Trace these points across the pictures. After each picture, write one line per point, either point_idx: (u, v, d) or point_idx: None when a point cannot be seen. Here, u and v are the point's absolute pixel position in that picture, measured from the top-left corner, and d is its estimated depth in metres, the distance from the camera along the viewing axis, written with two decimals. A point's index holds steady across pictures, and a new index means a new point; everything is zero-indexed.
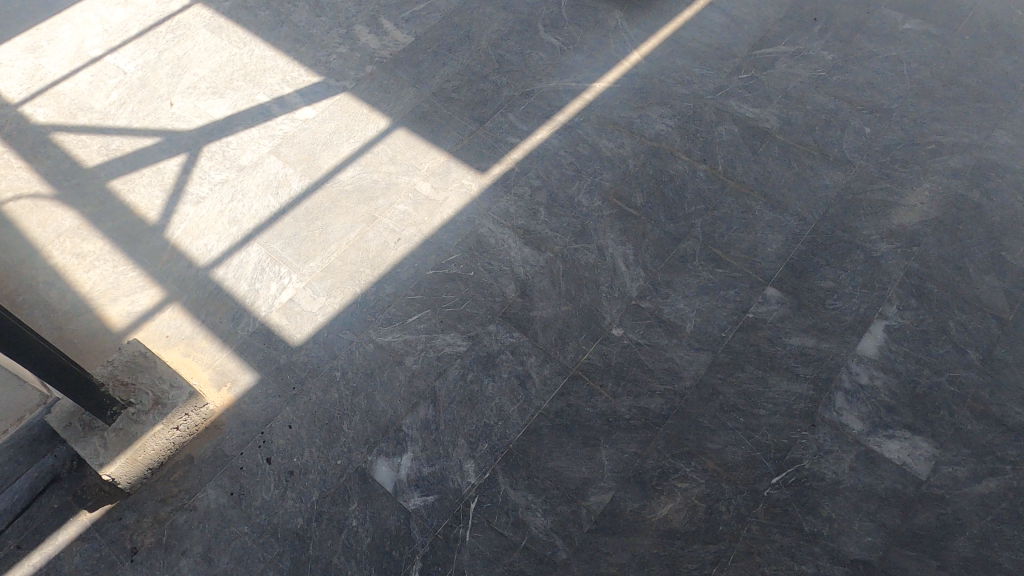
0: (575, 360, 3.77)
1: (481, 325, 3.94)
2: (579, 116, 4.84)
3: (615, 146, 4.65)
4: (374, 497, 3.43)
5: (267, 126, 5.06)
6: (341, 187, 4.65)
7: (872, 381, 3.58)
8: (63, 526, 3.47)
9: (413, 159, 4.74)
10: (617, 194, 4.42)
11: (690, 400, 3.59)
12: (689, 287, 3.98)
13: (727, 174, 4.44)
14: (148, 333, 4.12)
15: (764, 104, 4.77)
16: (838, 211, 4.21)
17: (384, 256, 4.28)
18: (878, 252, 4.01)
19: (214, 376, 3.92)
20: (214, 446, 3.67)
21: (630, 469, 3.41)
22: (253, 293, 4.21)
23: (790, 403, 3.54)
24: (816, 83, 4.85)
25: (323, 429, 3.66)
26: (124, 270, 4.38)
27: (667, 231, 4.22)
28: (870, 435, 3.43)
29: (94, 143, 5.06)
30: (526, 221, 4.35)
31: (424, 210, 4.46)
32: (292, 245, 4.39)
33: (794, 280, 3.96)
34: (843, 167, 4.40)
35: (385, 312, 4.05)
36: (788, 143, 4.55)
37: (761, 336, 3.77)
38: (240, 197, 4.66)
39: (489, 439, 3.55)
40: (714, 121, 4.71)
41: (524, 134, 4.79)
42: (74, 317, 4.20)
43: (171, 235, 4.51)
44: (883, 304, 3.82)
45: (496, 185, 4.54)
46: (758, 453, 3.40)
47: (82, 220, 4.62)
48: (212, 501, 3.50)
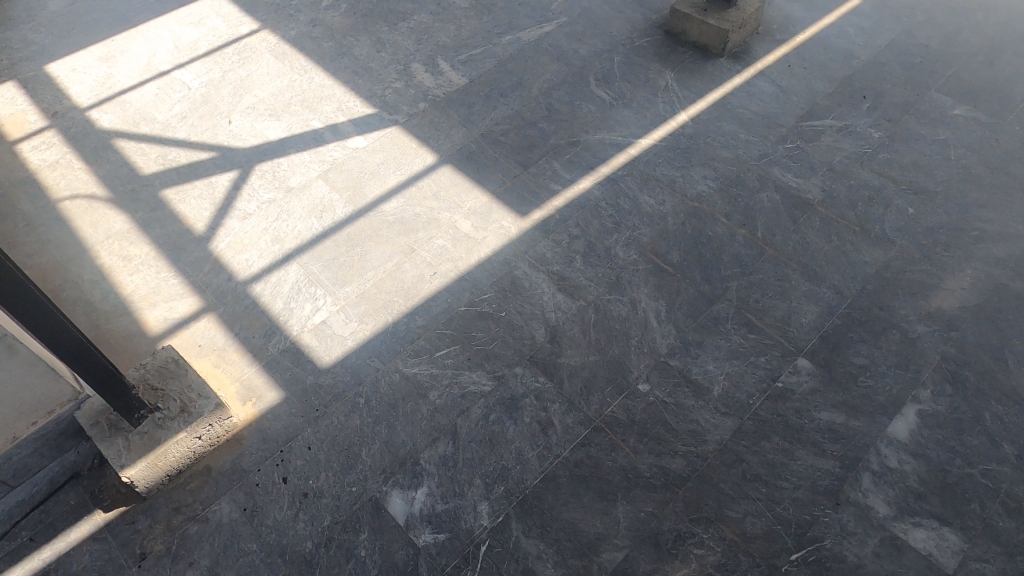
0: (599, 411, 3.75)
1: (507, 367, 3.96)
2: (622, 170, 4.91)
3: (656, 202, 4.70)
4: (385, 529, 3.40)
5: (319, 151, 5.21)
6: (383, 216, 4.75)
7: (901, 464, 3.49)
8: (77, 523, 3.50)
9: (455, 196, 4.84)
10: (654, 249, 4.45)
11: (712, 464, 3.54)
12: (719, 350, 3.96)
13: (766, 240, 4.45)
14: (182, 341, 4.20)
15: (807, 175, 4.80)
16: (876, 288, 4.18)
17: (419, 288, 4.34)
18: (915, 333, 3.97)
19: (241, 390, 3.96)
20: (233, 460, 3.70)
21: (645, 528, 3.35)
22: (287, 311, 4.28)
23: (815, 478, 3.47)
24: (861, 160, 4.87)
25: (342, 454, 3.67)
26: (166, 277, 4.49)
27: (702, 291, 4.23)
28: (896, 520, 3.33)
29: (153, 152, 5.26)
30: (562, 267, 4.39)
31: (462, 247, 4.54)
32: (330, 268, 4.48)
33: (827, 354, 3.92)
34: (884, 245, 4.39)
35: (414, 344, 4.09)
36: (829, 216, 4.56)
37: (789, 406, 3.72)
38: (286, 217, 4.78)
39: (505, 482, 3.52)
40: (756, 187, 4.75)
41: (567, 182, 4.87)
42: (114, 318, 4.30)
43: (215, 247, 4.64)
44: (916, 388, 3.75)
45: (535, 229, 4.61)
46: (779, 527, 3.33)
47: (132, 225, 4.77)
48: (224, 515, 3.50)
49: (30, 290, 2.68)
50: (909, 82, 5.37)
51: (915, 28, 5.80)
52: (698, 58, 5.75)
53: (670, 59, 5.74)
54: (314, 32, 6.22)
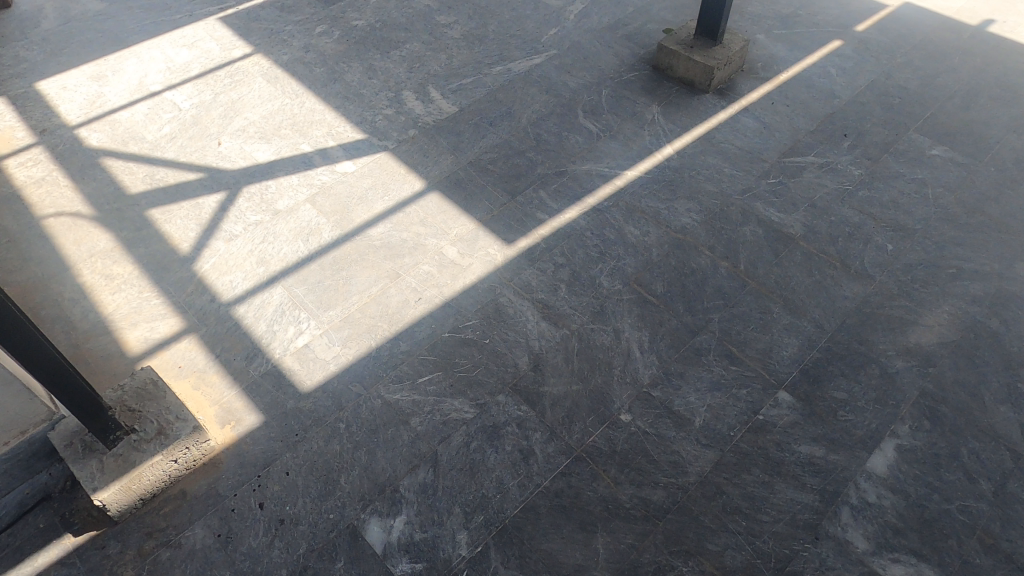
0: (581, 441, 3.74)
1: (490, 394, 3.95)
2: (608, 201, 4.97)
3: (641, 233, 4.75)
4: (361, 558, 3.35)
5: (308, 175, 5.23)
6: (370, 241, 4.76)
7: (879, 499, 3.51)
8: (45, 548, 3.41)
9: (442, 223, 4.87)
10: (638, 280, 4.49)
11: (692, 496, 3.53)
12: (701, 381, 3.98)
13: (748, 273, 4.51)
14: (162, 361, 4.15)
15: (789, 210, 4.89)
16: (856, 322, 4.24)
17: (404, 313, 4.34)
18: (893, 368, 4.02)
19: (220, 413, 3.92)
20: (209, 484, 3.64)
21: (625, 561, 3.32)
22: (270, 334, 4.26)
23: (794, 512, 3.47)
24: (842, 196, 4.97)
25: (320, 481, 3.62)
26: (148, 296, 4.46)
27: (685, 322, 4.26)
28: (874, 556, 3.33)
29: (140, 171, 5.26)
30: (546, 295, 4.42)
31: (448, 273, 4.55)
32: (315, 291, 4.47)
33: (808, 387, 3.95)
34: (863, 280, 4.46)
35: (396, 369, 4.07)
36: (810, 251, 4.63)
37: (770, 439, 3.74)
38: (272, 239, 4.78)
39: (484, 511, 3.49)
40: (739, 221, 4.82)
41: (553, 212, 4.92)
42: (93, 337, 4.25)
43: (200, 268, 4.62)
44: (895, 423, 3.79)
45: (521, 257, 4.64)
46: (758, 560, 3.31)
47: (117, 244, 4.75)
48: (198, 541, 3.43)
49: (9, 306, 2.67)
50: (889, 122, 5.51)
51: (894, 70, 5.97)
52: (684, 93, 5.87)
53: (657, 93, 5.85)
54: (307, 57, 6.29)
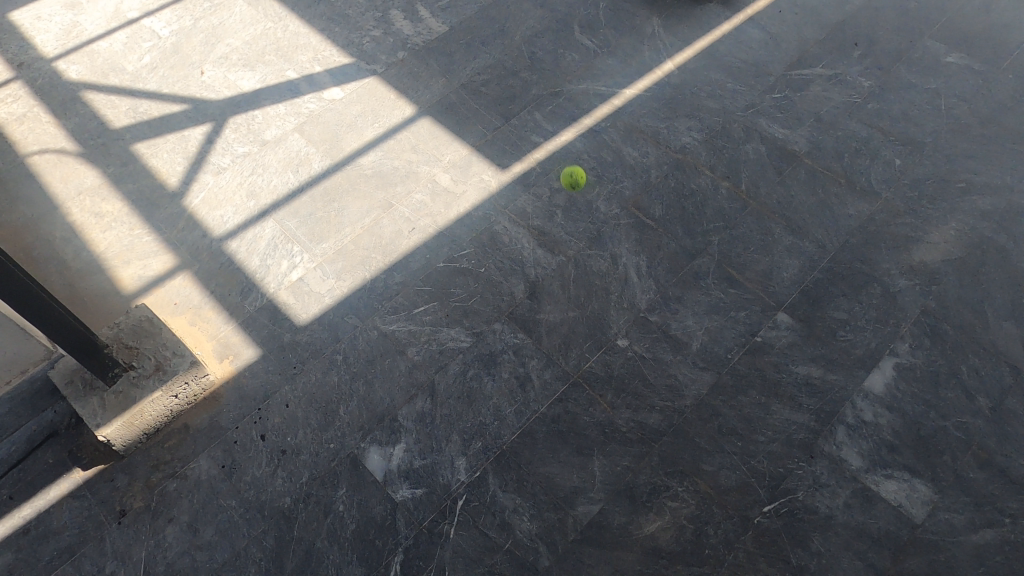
0: (577, 367, 3.74)
1: (486, 323, 3.93)
2: (605, 121, 4.79)
3: (640, 155, 4.60)
4: (362, 485, 3.42)
5: (295, 103, 5.06)
6: (361, 170, 4.64)
7: (875, 418, 3.51)
8: (56, 481, 3.50)
9: (435, 149, 4.73)
10: (636, 203, 4.37)
11: (689, 419, 3.55)
12: (699, 305, 3.93)
13: (749, 193, 4.39)
14: (157, 299, 4.14)
15: (795, 126, 4.70)
16: (859, 241, 4.14)
17: (397, 243, 4.28)
18: (895, 287, 3.94)
19: (218, 348, 3.93)
20: (210, 417, 3.69)
21: (621, 482, 3.38)
22: (264, 268, 4.22)
23: (790, 431, 3.49)
24: (850, 110, 4.77)
25: (320, 412, 3.66)
26: (139, 233, 4.41)
27: (683, 245, 4.17)
28: (868, 473, 3.36)
29: (123, 104, 5.09)
30: (542, 222, 4.32)
31: (441, 201, 4.46)
32: (306, 224, 4.40)
33: (808, 308, 3.89)
34: (869, 197, 4.33)
35: (392, 301, 4.04)
36: (815, 168, 4.48)
37: (767, 361, 3.71)
38: (261, 171, 4.68)
39: (482, 438, 3.53)
40: (742, 139, 4.65)
41: (549, 134, 4.75)
42: (87, 276, 4.23)
43: (190, 203, 4.54)
44: (894, 341, 3.75)
45: (515, 183, 4.52)
46: (752, 479, 3.36)
47: (104, 180, 4.66)
48: (203, 472, 3.51)
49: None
50: (902, 29, 5.21)
51: None
52: (686, 3, 5.55)
53: (657, 4, 5.54)
54: None
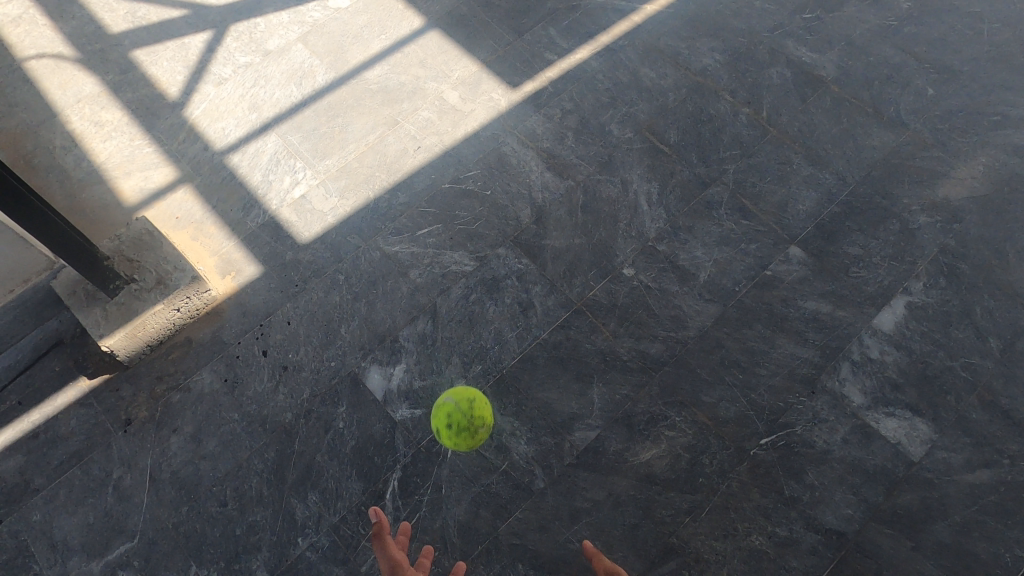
0: (581, 294, 3.69)
1: (491, 247, 3.85)
2: (623, 39, 4.54)
3: (657, 76, 4.38)
4: (363, 403, 3.45)
5: (299, 11, 4.82)
6: (366, 84, 4.47)
7: (882, 356, 3.46)
8: (63, 389, 3.55)
9: (443, 64, 4.52)
10: (650, 127, 4.20)
11: (691, 350, 3.52)
12: (710, 235, 3.83)
13: (770, 120, 4.19)
14: (159, 212, 4.08)
15: (824, 49, 4.44)
16: (881, 174, 3.97)
17: (402, 163, 4.16)
18: (915, 224, 3.81)
19: (219, 264, 3.90)
20: (213, 332, 3.70)
21: (619, 410, 3.38)
22: (266, 184, 4.13)
23: (793, 366, 3.45)
24: (884, 33, 4.48)
25: (321, 330, 3.66)
26: (140, 144, 4.31)
27: (697, 173, 4.03)
28: (869, 410, 3.34)
29: (121, 8, 4.84)
30: (552, 144, 4.17)
31: (448, 119, 4.30)
32: (310, 139, 4.27)
33: (821, 243, 3.78)
34: (896, 128, 4.12)
35: (395, 222, 3.97)
36: (841, 96, 4.25)
37: (776, 295, 3.64)
38: (263, 83, 4.51)
39: (483, 361, 3.53)
40: (767, 62, 4.40)
41: (563, 52, 4.52)
42: (89, 187, 4.16)
43: (191, 114, 4.41)
44: (909, 279, 3.65)
45: (526, 103, 4.34)
46: (752, 412, 3.35)
47: (103, 88, 4.51)
48: (206, 385, 3.55)
49: None
50: None
51: None
52: None
53: None
54: None
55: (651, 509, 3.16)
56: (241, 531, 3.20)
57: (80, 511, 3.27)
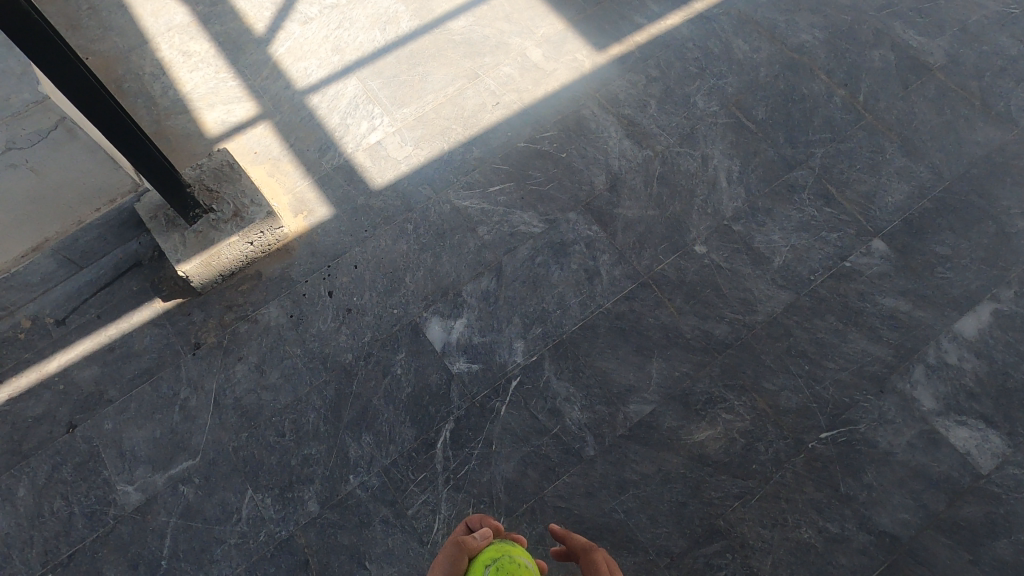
0: (649, 267, 3.62)
1: (561, 211, 3.81)
2: (718, 8, 4.36)
3: (751, 49, 4.20)
4: (422, 352, 3.50)
5: None
6: (449, 35, 4.41)
7: (960, 362, 3.31)
8: (138, 308, 3.70)
9: (529, 20, 4.42)
10: (738, 102, 4.04)
11: (757, 335, 3.43)
12: (789, 220, 3.69)
13: (867, 105, 3.98)
14: (239, 146, 4.15)
15: (934, 34, 4.17)
16: (982, 173, 3.75)
17: (479, 117, 4.12)
18: (1012, 228, 3.59)
19: (293, 202, 3.96)
20: (282, 268, 3.78)
21: (677, 387, 3.34)
22: (343, 127, 4.15)
23: (863, 363, 3.34)
24: (1003, 22, 4.18)
25: (387, 277, 3.70)
26: (225, 77, 4.37)
27: (782, 154, 3.87)
28: (940, 416, 3.21)
29: None
30: (634, 111, 4.06)
31: (530, 77, 4.22)
32: (389, 86, 4.26)
33: (908, 239, 3.61)
34: (1004, 125, 3.87)
35: (467, 176, 3.95)
36: (948, 86, 4.00)
37: (853, 288, 3.50)
38: (348, 26, 4.50)
39: (544, 324, 3.52)
40: (869, 43, 4.17)
41: (653, 16, 4.37)
42: (174, 115, 4.25)
43: (275, 51, 4.44)
44: (999, 286, 3.47)
45: (611, 66, 4.22)
46: (814, 404, 3.26)
47: (193, 19, 4.57)
48: (272, 319, 3.64)
49: (86, 75, 2.68)
50: None
51: None
52: None
53: None
54: None
55: (700, 489, 3.13)
56: (296, 462, 3.30)
57: (148, 425, 3.42)
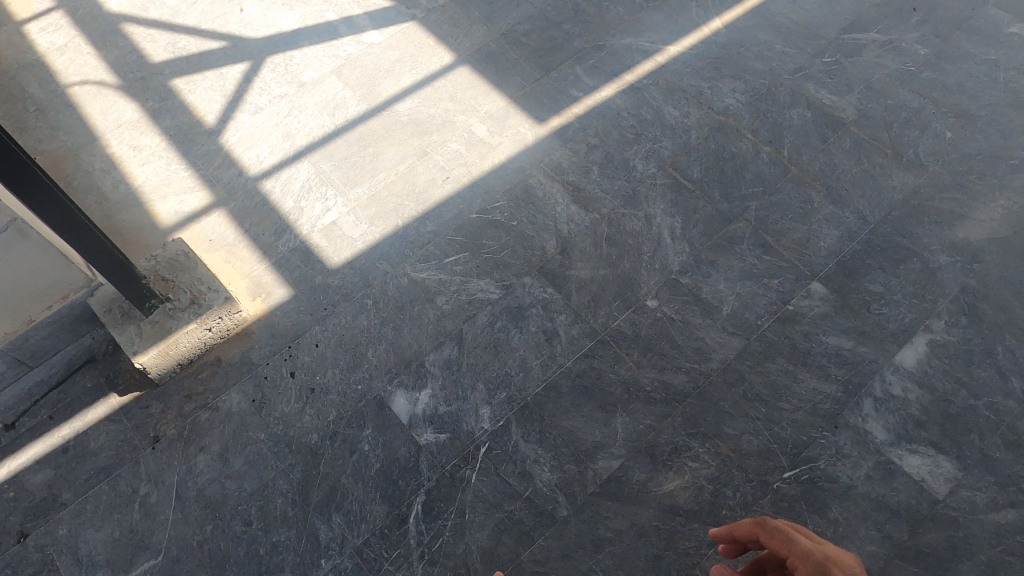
0: (605, 324, 3.74)
1: (516, 276, 3.93)
2: (647, 78, 4.68)
3: (681, 115, 4.50)
4: (388, 426, 3.49)
5: (332, 45, 4.98)
6: (397, 117, 4.60)
7: (904, 393, 3.48)
8: (93, 405, 3.61)
9: (472, 99, 4.66)
10: (674, 163, 4.30)
11: (714, 382, 3.55)
12: (732, 270, 3.89)
13: (791, 159, 4.29)
14: (193, 234, 4.19)
15: (844, 92, 4.55)
16: (902, 215, 4.04)
17: (430, 193, 4.26)
18: (936, 263, 3.86)
19: (251, 286, 3.99)
20: (242, 352, 3.76)
21: (642, 440, 3.41)
22: (297, 210, 4.24)
23: (816, 401, 3.48)
24: (903, 78, 4.60)
25: (349, 354, 3.72)
26: (177, 169, 4.44)
27: (720, 209, 4.11)
28: (892, 446, 3.35)
29: (163, 39, 5.00)
30: (578, 178, 4.28)
31: (477, 151, 4.42)
32: (341, 168, 4.40)
33: (843, 280, 3.83)
34: (915, 170, 4.21)
35: (423, 249, 4.05)
36: (861, 137, 4.35)
37: (798, 330, 3.68)
38: (298, 113, 4.66)
39: (507, 389, 3.57)
40: (787, 103, 4.52)
41: (588, 89, 4.66)
42: (126, 209, 4.28)
43: (226, 141, 4.55)
44: (930, 317, 3.69)
45: (552, 138, 4.46)
46: (775, 446, 3.37)
47: (143, 115, 4.66)
48: (234, 405, 3.60)
49: (45, 182, 2.74)
50: None
51: None
52: None
53: None
54: None
55: (674, 540, 3.16)
56: (265, 551, 3.21)
57: (105, 526, 3.30)
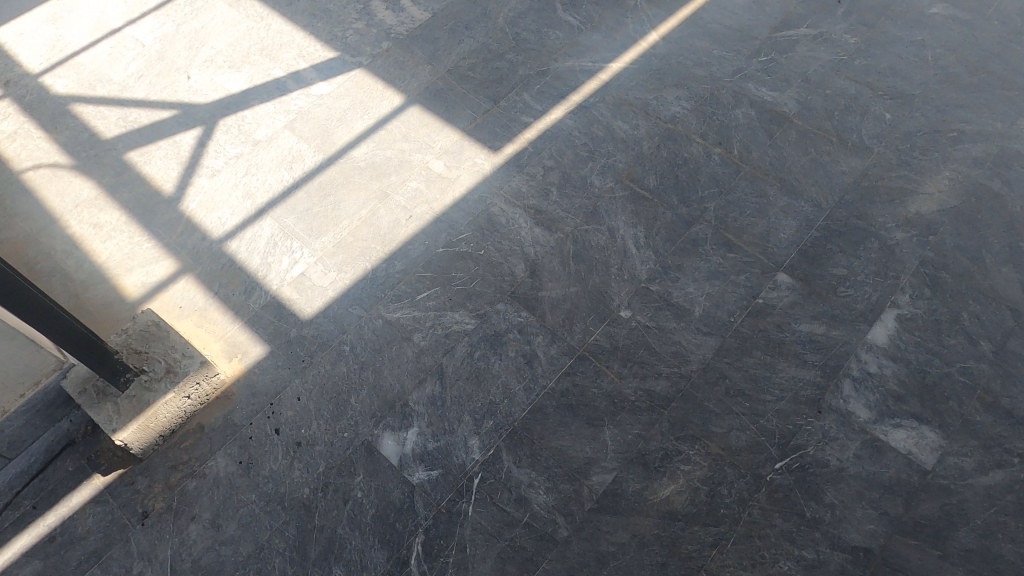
0: (582, 340, 3.78)
1: (490, 304, 3.96)
2: (594, 97, 4.79)
3: (630, 128, 4.61)
4: (379, 470, 3.47)
5: (283, 101, 5.04)
6: (354, 162, 4.65)
7: (881, 370, 3.55)
8: (77, 489, 3.55)
9: (425, 136, 4.74)
10: (630, 175, 4.39)
11: (696, 383, 3.59)
12: (699, 271, 3.96)
13: (742, 158, 4.40)
14: (163, 304, 4.17)
15: (783, 88, 4.70)
16: (855, 197, 4.15)
17: (396, 233, 4.30)
18: (893, 240, 3.96)
19: (226, 348, 3.97)
20: (224, 415, 3.73)
21: (633, 450, 3.42)
22: (265, 266, 4.24)
23: (797, 389, 3.52)
24: (838, 67, 4.76)
25: (332, 403, 3.70)
26: (140, 241, 4.43)
27: (679, 214, 4.19)
28: (876, 423, 3.40)
29: (113, 114, 5.02)
30: (538, 201, 4.34)
31: (436, 187, 4.47)
32: (304, 219, 4.42)
33: (807, 267, 3.92)
34: (861, 153, 4.34)
35: (394, 289, 4.07)
36: (806, 128, 4.49)
37: (771, 322, 3.74)
38: (255, 171, 4.69)
39: (494, 417, 3.57)
40: (731, 104, 4.65)
41: (538, 114, 4.76)
42: (92, 287, 4.26)
43: (186, 207, 4.56)
44: (895, 293, 3.78)
45: (509, 165, 4.53)
46: (763, 438, 3.40)
47: (100, 191, 4.65)
48: (221, 469, 3.56)
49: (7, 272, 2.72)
50: None
51: None
52: None
53: None
54: None
55: (677, 546, 3.16)
56: None
57: None
